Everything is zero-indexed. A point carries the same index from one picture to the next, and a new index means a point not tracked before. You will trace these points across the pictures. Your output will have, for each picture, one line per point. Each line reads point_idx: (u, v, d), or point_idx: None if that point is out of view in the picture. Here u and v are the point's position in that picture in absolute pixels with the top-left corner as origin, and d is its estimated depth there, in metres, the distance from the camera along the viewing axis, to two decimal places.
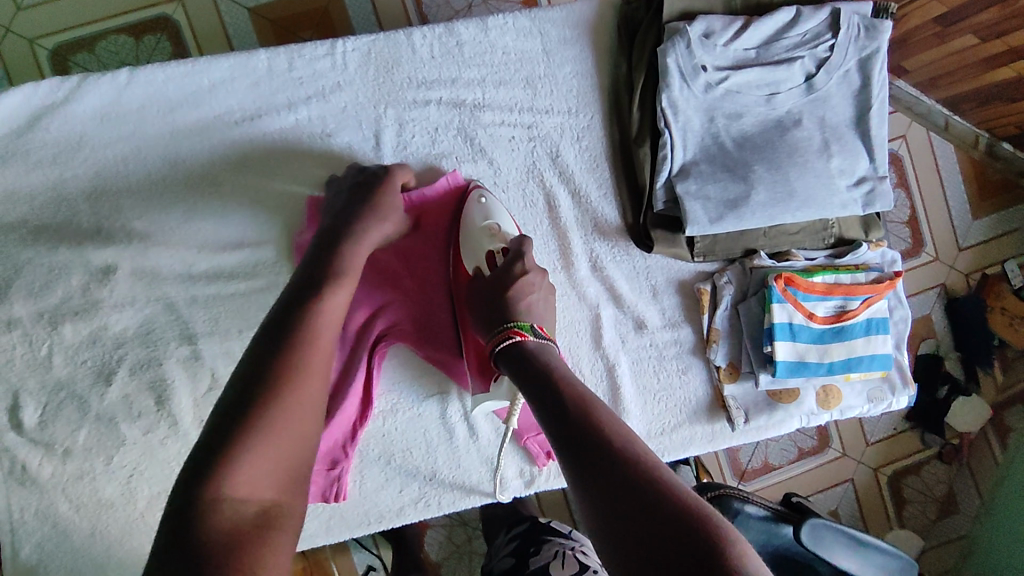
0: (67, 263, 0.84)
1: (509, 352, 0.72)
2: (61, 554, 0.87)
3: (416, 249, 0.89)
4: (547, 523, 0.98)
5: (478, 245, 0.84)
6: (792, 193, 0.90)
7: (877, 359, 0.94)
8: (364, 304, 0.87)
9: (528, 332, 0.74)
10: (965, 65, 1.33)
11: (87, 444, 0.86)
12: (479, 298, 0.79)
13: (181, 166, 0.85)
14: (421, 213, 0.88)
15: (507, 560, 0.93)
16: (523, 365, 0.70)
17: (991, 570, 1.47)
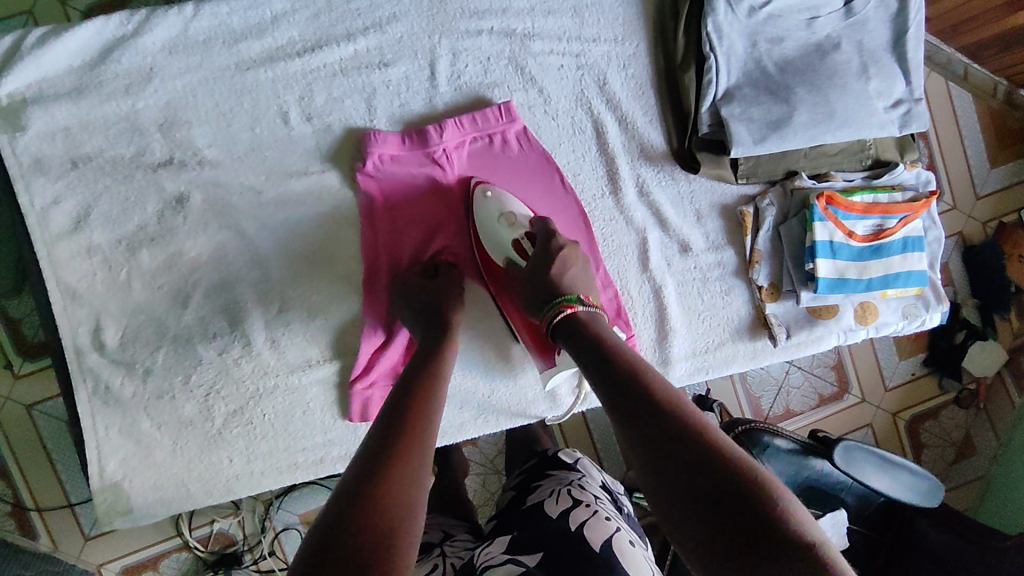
0: (143, 190, 0.88)
1: (563, 326, 0.74)
2: (144, 468, 0.91)
3: (447, 182, 0.93)
4: (554, 456, 0.98)
5: (500, 237, 0.85)
6: (832, 113, 0.93)
7: (913, 275, 0.98)
8: (417, 231, 0.92)
9: (578, 304, 0.75)
10: (989, 9, 1.39)
11: (166, 364, 0.90)
12: (523, 287, 0.80)
13: (247, 97, 0.89)
14: (450, 151, 0.92)
15: (510, 491, 0.96)
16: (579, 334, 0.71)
17: (1011, 499, 1.56)
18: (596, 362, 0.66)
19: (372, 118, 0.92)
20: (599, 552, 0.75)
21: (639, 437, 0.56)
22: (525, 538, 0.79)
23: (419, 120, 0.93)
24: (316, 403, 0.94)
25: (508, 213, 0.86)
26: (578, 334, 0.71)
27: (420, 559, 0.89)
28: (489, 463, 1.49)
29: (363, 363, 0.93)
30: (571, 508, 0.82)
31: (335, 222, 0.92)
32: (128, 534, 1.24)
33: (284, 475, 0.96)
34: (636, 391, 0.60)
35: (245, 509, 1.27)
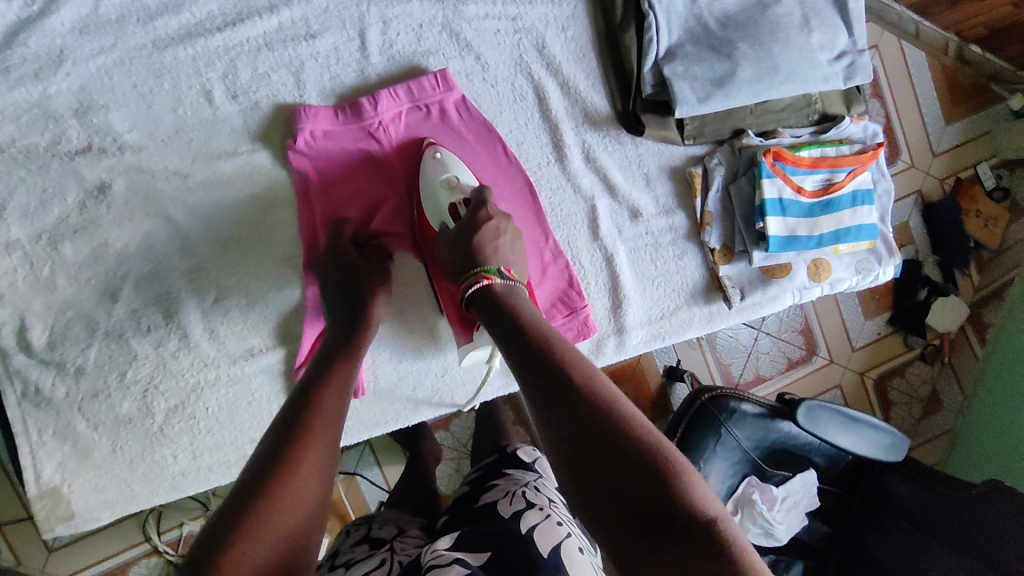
0: (61, 179, 0.83)
1: (477, 298, 0.72)
2: (84, 471, 0.87)
3: (395, 151, 0.90)
4: (512, 455, 0.98)
5: (437, 202, 0.83)
6: (775, 68, 0.91)
7: (864, 229, 0.97)
8: (359, 202, 0.89)
9: (495, 276, 0.73)
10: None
11: (98, 362, 0.86)
12: (447, 247, 0.78)
13: (167, 76, 0.85)
14: (392, 119, 0.89)
15: (464, 487, 0.96)
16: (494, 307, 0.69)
17: (977, 450, 1.59)
18: (507, 337, 0.64)
19: (303, 93, 0.88)
20: (546, 558, 0.71)
21: (543, 411, 0.54)
22: (472, 535, 0.77)
23: (352, 93, 0.89)
24: (262, 393, 0.91)
25: (451, 180, 0.83)
26: (495, 307, 0.69)
27: (367, 555, 0.85)
28: (461, 448, 1.48)
29: (309, 347, 0.90)
30: (524, 509, 0.80)
31: (269, 204, 0.88)
32: (94, 542, 1.21)
33: (233, 469, 0.92)
34: (541, 365, 0.57)
35: (212, 510, 1.24)
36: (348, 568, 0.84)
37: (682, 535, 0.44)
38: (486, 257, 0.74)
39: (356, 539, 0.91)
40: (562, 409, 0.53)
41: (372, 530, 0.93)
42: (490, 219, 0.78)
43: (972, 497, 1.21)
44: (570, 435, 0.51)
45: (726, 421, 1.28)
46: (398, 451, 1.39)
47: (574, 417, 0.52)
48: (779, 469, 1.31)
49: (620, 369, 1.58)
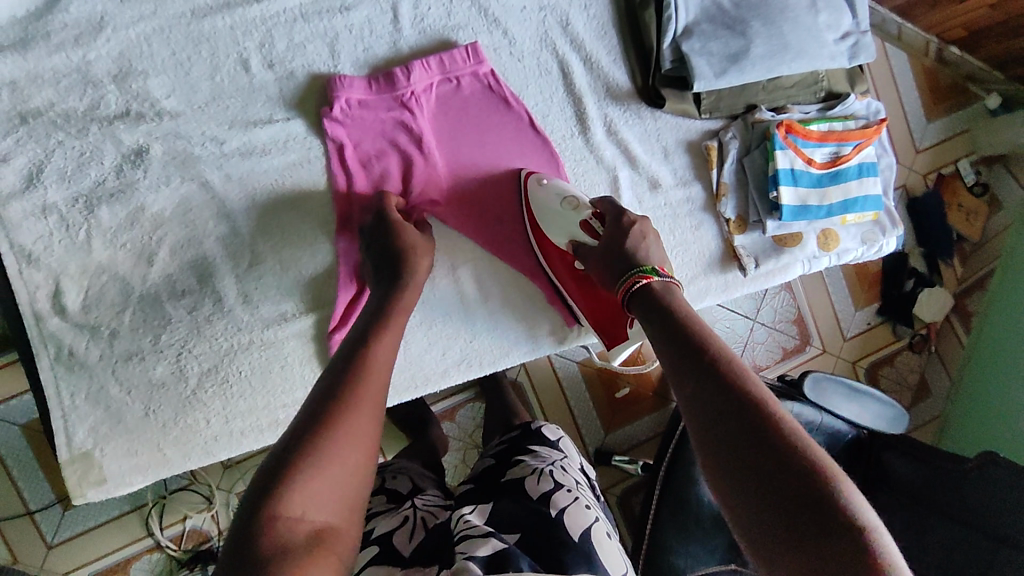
0: (99, 144, 0.84)
1: (640, 296, 0.73)
2: (116, 436, 0.87)
3: (445, 115, 0.93)
4: (536, 429, 0.98)
5: (566, 222, 0.87)
6: (786, 45, 0.96)
7: (870, 200, 1.02)
8: (403, 165, 0.92)
9: (654, 274, 0.74)
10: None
11: (133, 325, 0.87)
12: (601, 264, 0.81)
13: (205, 45, 0.87)
14: (434, 84, 0.92)
15: (487, 460, 0.95)
16: (648, 307, 0.71)
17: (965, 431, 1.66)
18: (669, 334, 0.66)
19: (337, 64, 0.91)
20: (577, 541, 0.73)
21: (707, 420, 0.56)
22: (503, 515, 0.77)
23: (385, 64, 0.92)
24: (294, 358, 0.92)
25: (570, 199, 0.88)
26: (654, 305, 0.71)
27: (388, 510, 0.86)
28: (468, 437, 1.49)
29: (341, 312, 0.91)
30: (552, 491, 0.81)
31: (304, 172, 0.90)
32: (94, 539, 1.21)
33: (265, 434, 0.93)
34: (706, 367, 0.60)
35: (218, 503, 1.26)
36: (367, 519, 0.85)
37: (845, 565, 0.45)
38: (643, 257, 0.77)
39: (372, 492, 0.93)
40: (726, 422, 0.55)
41: (387, 482, 0.95)
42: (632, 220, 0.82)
43: (967, 472, 1.14)
44: (727, 438, 0.54)
45: None
46: (400, 435, 1.42)
47: (739, 431, 0.54)
48: None
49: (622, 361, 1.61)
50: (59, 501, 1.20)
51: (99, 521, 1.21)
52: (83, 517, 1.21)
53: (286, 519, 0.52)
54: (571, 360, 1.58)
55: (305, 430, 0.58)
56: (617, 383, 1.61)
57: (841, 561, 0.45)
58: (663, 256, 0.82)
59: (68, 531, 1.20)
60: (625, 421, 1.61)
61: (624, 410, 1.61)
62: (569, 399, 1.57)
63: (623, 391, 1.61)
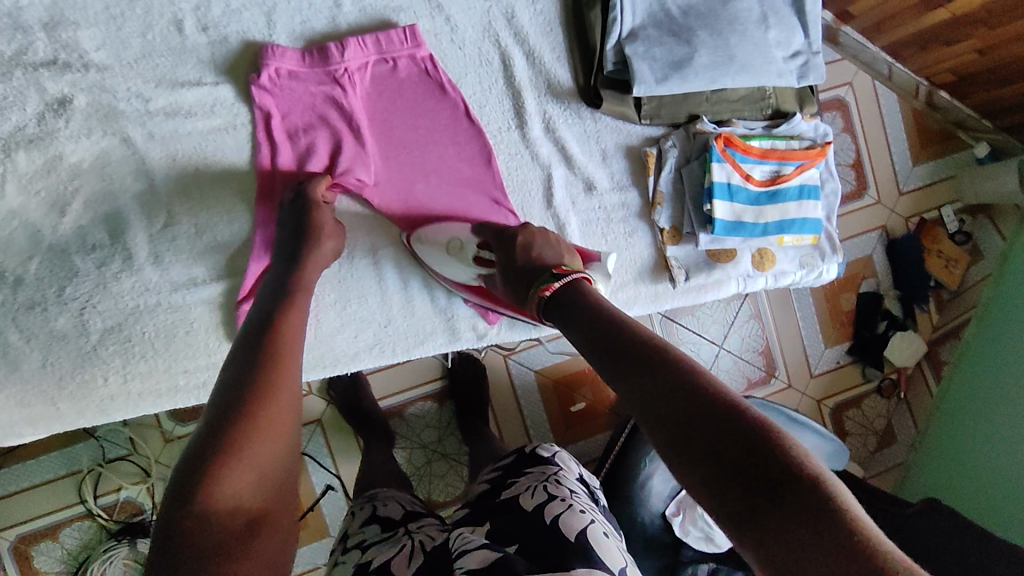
0: (21, 87, 0.83)
1: (557, 304, 0.75)
2: (10, 384, 0.84)
3: (382, 96, 0.93)
4: (532, 450, 0.92)
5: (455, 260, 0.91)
6: (732, 58, 0.95)
7: (808, 223, 1.00)
8: (331, 140, 0.91)
9: (553, 282, 0.77)
10: (907, 7, 1.44)
11: (40, 275, 0.85)
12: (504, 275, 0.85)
13: (140, 2, 0.87)
14: (370, 63, 0.91)
15: (484, 485, 0.90)
16: (572, 309, 0.73)
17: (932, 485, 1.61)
18: (589, 334, 0.68)
19: (272, 34, 0.91)
20: (575, 540, 0.69)
21: (637, 400, 0.56)
22: (502, 532, 0.73)
23: (321, 39, 0.92)
24: (200, 324, 0.91)
25: (454, 239, 0.92)
26: (572, 312, 0.73)
27: (384, 537, 0.82)
28: (415, 437, 1.45)
29: (251, 283, 0.90)
30: (547, 501, 0.77)
31: (229, 137, 0.90)
32: (23, 502, 1.21)
33: (164, 398, 0.92)
34: (631, 353, 0.61)
35: (154, 476, 1.25)
36: (361, 550, 0.81)
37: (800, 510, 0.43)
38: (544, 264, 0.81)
39: (364, 519, 0.89)
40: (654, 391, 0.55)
41: (378, 509, 0.92)
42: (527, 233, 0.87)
43: (912, 516, 1.12)
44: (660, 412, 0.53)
45: None
46: (350, 432, 1.36)
47: (667, 396, 0.54)
48: None
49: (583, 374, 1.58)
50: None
51: (32, 482, 1.21)
52: (23, 474, 1.21)
53: (218, 517, 0.51)
54: (529, 366, 1.55)
55: (227, 421, 0.56)
56: (573, 396, 1.57)
57: (782, 496, 0.44)
58: (560, 252, 0.86)
59: (2, 490, 1.20)
60: (578, 435, 1.58)
61: (576, 425, 1.57)
62: (523, 408, 1.54)
63: (579, 405, 1.57)
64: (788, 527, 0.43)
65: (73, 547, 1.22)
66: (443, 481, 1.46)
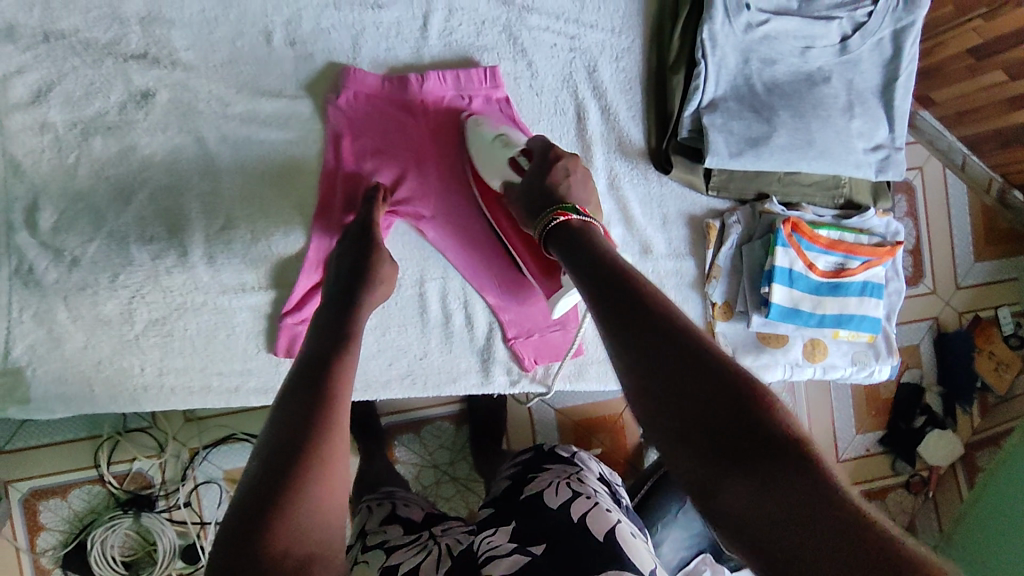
0: (110, 77, 0.87)
1: (555, 234, 0.71)
2: (51, 359, 0.87)
3: (446, 125, 0.93)
4: (552, 449, 0.91)
5: (496, 157, 0.85)
6: (811, 143, 0.92)
7: (867, 321, 0.97)
8: (393, 169, 0.91)
9: (572, 212, 0.71)
10: (992, 102, 1.41)
11: (95, 258, 0.86)
12: (529, 189, 0.77)
13: (235, 8, 0.88)
14: (446, 95, 0.92)
15: (502, 482, 0.88)
16: (569, 242, 0.69)
17: None
18: (585, 274, 0.64)
19: (357, 57, 0.91)
20: (604, 544, 0.67)
21: (626, 348, 0.54)
22: (525, 530, 0.71)
23: (403, 68, 0.92)
24: (242, 328, 0.93)
25: (503, 135, 0.86)
26: (573, 244, 0.68)
27: (408, 541, 0.79)
28: (427, 455, 1.44)
29: (298, 297, 0.92)
30: (572, 500, 0.74)
31: (297, 151, 0.91)
32: (44, 458, 1.22)
33: (194, 396, 0.94)
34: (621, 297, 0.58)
35: (168, 454, 1.25)
36: (386, 552, 0.77)
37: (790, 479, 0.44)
38: (564, 194, 0.74)
39: (383, 518, 0.86)
40: (647, 346, 0.53)
41: (397, 509, 0.89)
42: (562, 161, 0.79)
43: None
44: (653, 366, 0.52)
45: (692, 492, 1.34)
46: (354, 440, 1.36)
47: (671, 359, 0.52)
48: None
49: (603, 420, 1.55)
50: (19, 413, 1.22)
51: (54, 440, 1.23)
52: (42, 432, 1.23)
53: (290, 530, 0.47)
54: (551, 405, 1.53)
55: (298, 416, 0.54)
56: (590, 441, 1.54)
57: (769, 461, 0.45)
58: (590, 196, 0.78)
59: (25, 442, 1.22)
60: None
61: None
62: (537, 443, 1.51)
63: (595, 449, 1.54)
64: (772, 497, 0.44)
65: (80, 509, 1.23)
66: (449, 504, 1.44)
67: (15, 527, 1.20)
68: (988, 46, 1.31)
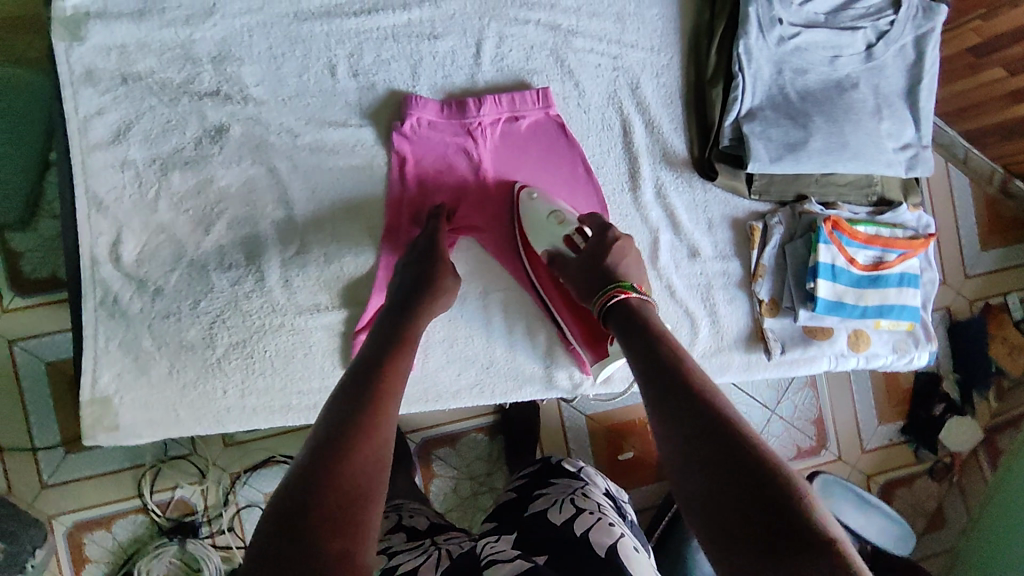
0: (185, 115, 0.91)
1: (614, 310, 0.77)
2: (138, 386, 0.91)
3: (510, 152, 0.99)
4: (558, 462, 0.92)
5: (549, 233, 0.91)
6: (845, 145, 0.98)
7: (906, 310, 1.02)
8: (458, 191, 0.97)
9: (631, 291, 0.79)
10: (991, 98, 1.48)
11: (177, 286, 0.91)
12: (582, 269, 0.85)
13: (301, 45, 0.93)
14: (511, 122, 0.98)
15: (508, 494, 0.90)
16: (627, 317, 0.75)
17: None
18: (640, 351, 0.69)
19: (416, 85, 0.97)
20: (605, 557, 0.71)
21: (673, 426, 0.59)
22: (529, 542, 0.74)
23: (460, 93, 0.98)
24: (319, 348, 0.96)
25: (557, 212, 0.92)
26: (630, 324, 0.74)
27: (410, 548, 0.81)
28: (463, 467, 1.45)
29: (370, 315, 0.95)
30: (575, 517, 0.77)
31: (363, 176, 0.96)
32: (85, 489, 1.22)
33: (275, 415, 0.96)
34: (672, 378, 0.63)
35: (211, 479, 1.27)
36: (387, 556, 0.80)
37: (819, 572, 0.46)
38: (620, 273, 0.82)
39: (389, 528, 0.90)
40: (693, 425, 0.57)
41: (403, 520, 0.92)
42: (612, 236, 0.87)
43: None
44: (697, 444, 0.56)
45: None
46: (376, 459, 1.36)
47: (712, 443, 0.55)
48: None
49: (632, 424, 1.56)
50: (62, 444, 1.22)
51: (93, 471, 1.23)
52: (82, 465, 1.22)
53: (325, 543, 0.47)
54: (581, 411, 1.53)
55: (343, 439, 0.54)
56: (622, 445, 1.55)
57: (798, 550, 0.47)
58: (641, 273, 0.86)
59: (61, 477, 1.21)
60: (621, 486, 1.56)
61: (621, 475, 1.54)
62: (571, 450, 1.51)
63: (627, 454, 1.54)
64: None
65: (124, 540, 1.24)
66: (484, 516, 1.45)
67: (60, 561, 1.21)
68: (987, 45, 1.39)
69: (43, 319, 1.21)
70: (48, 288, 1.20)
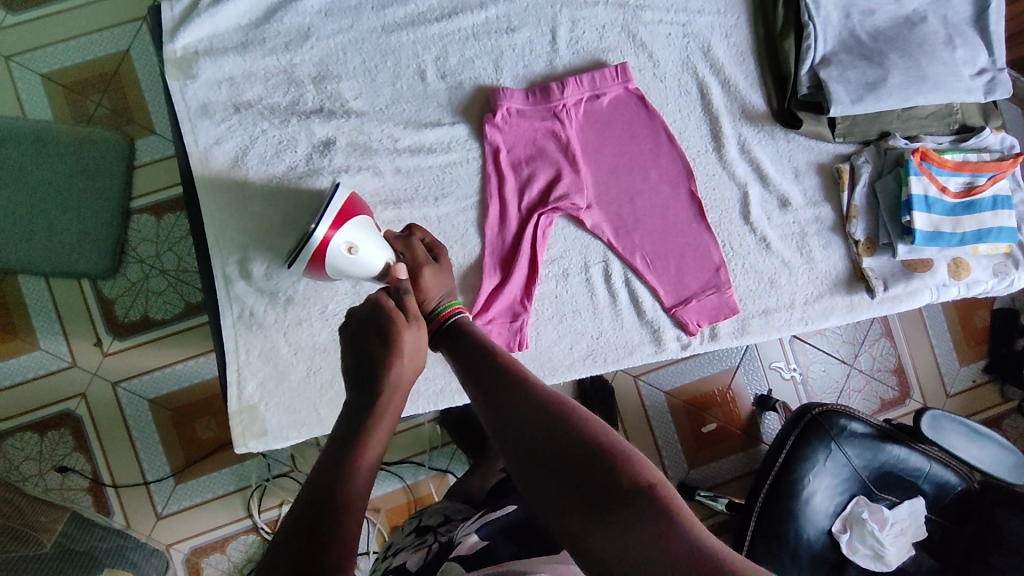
0: (294, 134, 0.97)
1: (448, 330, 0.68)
2: (280, 392, 0.96)
3: (595, 123, 1.02)
4: None
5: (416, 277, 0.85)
6: (924, 76, 0.99)
7: (1004, 231, 1.02)
8: (551, 169, 1.00)
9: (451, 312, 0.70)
10: None
11: (306, 293, 0.97)
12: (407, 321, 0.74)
13: (391, 56, 0.99)
14: (595, 95, 1.01)
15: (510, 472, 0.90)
16: (458, 336, 0.67)
17: None
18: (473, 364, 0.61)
19: (499, 77, 1.02)
20: None
21: (513, 444, 0.52)
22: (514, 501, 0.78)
23: (541, 80, 1.02)
24: None
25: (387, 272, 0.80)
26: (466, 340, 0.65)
27: (413, 544, 0.81)
28: None
29: (486, 297, 0.99)
30: None
31: (462, 168, 1.01)
32: (202, 514, 1.28)
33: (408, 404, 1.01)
34: (504, 387, 0.56)
35: None
36: (391, 557, 0.80)
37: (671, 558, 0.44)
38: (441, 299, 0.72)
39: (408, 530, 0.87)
40: (527, 432, 0.52)
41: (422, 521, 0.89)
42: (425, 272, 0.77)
43: None
44: (538, 451, 0.51)
45: (836, 437, 1.22)
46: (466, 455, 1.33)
47: (542, 445, 0.51)
48: (886, 493, 1.24)
49: (711, 396, 1.50)
50: (172, 477, 1.28)
51: (205, 498, 1.28)
52: (192, 493, 1.28)
53: None
54: (659, 388, 1.48)
55: None
56: (704, 417, 1.49)
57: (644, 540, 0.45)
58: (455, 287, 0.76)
59: (178, 505, 1.28)
60: (709, 459, 1.49)
61: (707, 448, 1.49)
62: (653, 424, 1.48)
63: (711, 426, 1.49)
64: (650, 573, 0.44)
65: (239, 560, 1.29)
66: None
67: None
68: None
69: (147, 356, 1.27)
70: (142, 331, 1.27)
